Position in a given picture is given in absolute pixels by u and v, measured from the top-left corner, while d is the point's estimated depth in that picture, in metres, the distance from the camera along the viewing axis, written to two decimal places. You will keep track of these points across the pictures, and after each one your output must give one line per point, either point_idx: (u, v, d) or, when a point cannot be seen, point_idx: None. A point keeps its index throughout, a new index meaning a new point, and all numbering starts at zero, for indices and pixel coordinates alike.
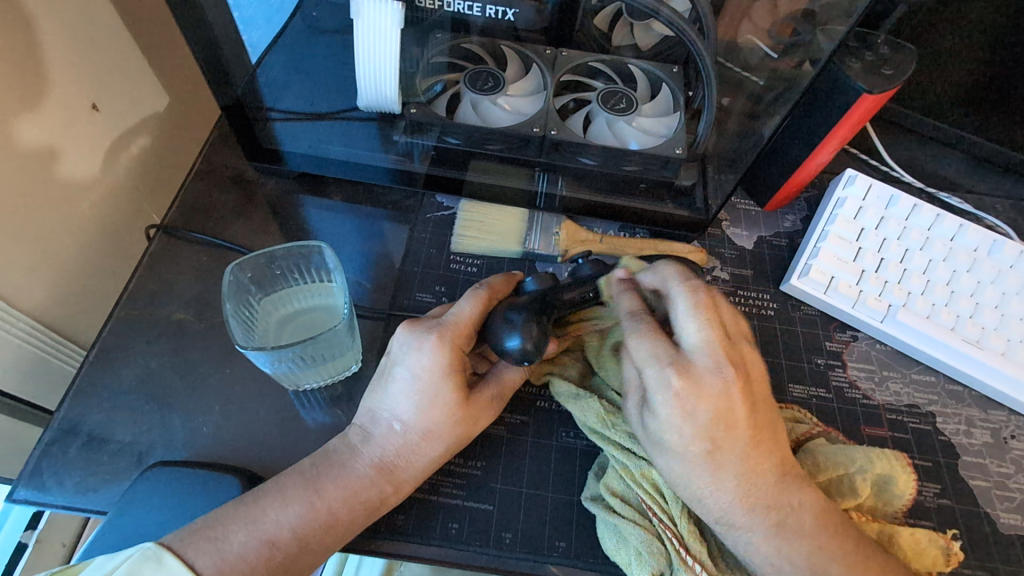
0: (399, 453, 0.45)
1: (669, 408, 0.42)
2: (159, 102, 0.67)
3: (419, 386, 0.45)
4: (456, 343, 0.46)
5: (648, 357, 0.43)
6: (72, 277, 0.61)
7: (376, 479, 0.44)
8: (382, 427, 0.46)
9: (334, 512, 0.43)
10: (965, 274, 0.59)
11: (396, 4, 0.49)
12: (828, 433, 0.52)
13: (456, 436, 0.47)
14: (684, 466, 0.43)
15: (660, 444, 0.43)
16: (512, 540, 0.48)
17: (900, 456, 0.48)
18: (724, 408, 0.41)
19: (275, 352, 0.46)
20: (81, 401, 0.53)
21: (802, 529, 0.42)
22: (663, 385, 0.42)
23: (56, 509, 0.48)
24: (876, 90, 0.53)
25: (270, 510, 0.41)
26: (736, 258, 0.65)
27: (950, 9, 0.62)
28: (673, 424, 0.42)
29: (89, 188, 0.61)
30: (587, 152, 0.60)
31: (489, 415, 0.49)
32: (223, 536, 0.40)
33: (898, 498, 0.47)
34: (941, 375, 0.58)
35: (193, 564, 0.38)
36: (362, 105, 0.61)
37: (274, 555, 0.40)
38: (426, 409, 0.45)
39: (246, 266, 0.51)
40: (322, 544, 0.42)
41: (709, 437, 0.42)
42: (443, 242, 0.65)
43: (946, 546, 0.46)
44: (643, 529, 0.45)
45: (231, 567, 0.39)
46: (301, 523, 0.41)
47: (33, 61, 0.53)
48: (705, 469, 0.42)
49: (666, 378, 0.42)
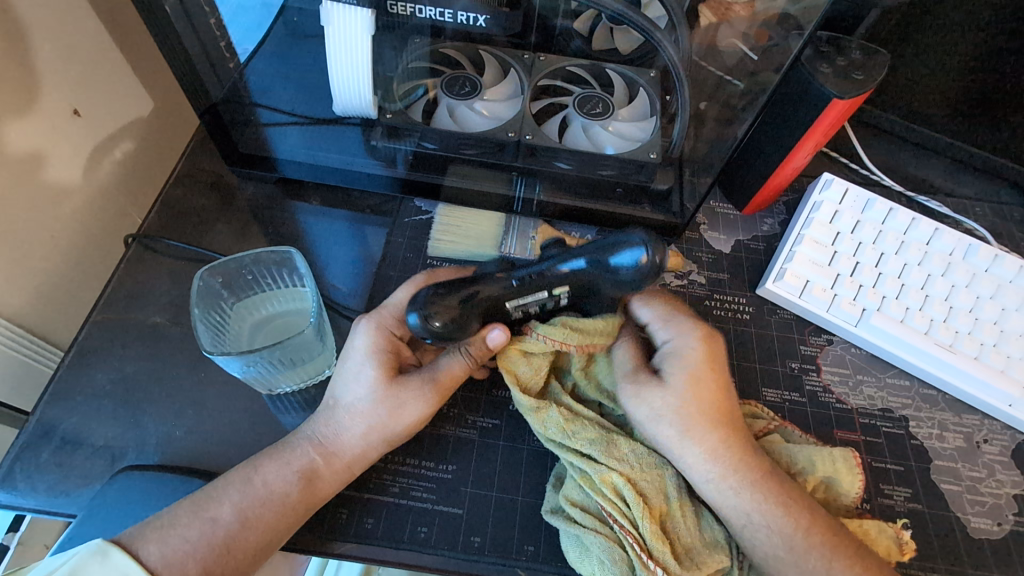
0: (334, 430, 0.47)
1: (699, 356, 0.48)
2: (142, 107, 0.68)
3: (350, 362, 0.49)
4: (388, 325, 0.50)
5: (665, 322, 0.51)
6: (54, 282, 0.62)
7: (311, 453, 0.46)
8: (324, 406, 0.48)
9: (270, 485, 0.44)
10: (939, 278, 0.59)
11: (368, 13, 0.50)
12: (783, 428, 0.53)
13: (381, 417, 0.47)
14: (700, 415, 0.46)
15: (682, 395, 0.47)
16: (481, 544, 0.48)
17: (847, 454, 0.48)
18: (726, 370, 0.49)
19: (243, 357, 0.46)
20: (58, 404, 0.53)
21: (783, 480, 0.46)
22: (691, 338, 0.49)
23: (28, 512, 0.49)
24: (846, 96, 0.54)
25: (221, 495, 0.43)
26: (713, 262, 0.65)
27: (927, 14, 0.63)
28: (702, 364, 0.48)
29: (71, 193, 0.61)
30: (563, 156, 0.60)
31: (417, 402, 0.47)
32: (169, 523, 0.42)
33: (846, 495, 0.48)
34: (916, 379, 0.58)
35: (138, 553, 0.40)
36: (340, 110, 0.61)
37: (217, 536, 0.42)
38: (353, 384, 0.48)
39: (217, 270, 0.52)
40: (262, 520, 0.43)
41: (720, 396, 0.47)
42: (421, 246, 0.65)
43: (897, 536, 0.47)
44: (604, 538, 0.44)
45: (176, 551, 0.41)
46: (242, 501, 0.43)
47: (15, 67, 0.53)
48: (719, 408, 0.47)
49: (692, 334, 0.49)
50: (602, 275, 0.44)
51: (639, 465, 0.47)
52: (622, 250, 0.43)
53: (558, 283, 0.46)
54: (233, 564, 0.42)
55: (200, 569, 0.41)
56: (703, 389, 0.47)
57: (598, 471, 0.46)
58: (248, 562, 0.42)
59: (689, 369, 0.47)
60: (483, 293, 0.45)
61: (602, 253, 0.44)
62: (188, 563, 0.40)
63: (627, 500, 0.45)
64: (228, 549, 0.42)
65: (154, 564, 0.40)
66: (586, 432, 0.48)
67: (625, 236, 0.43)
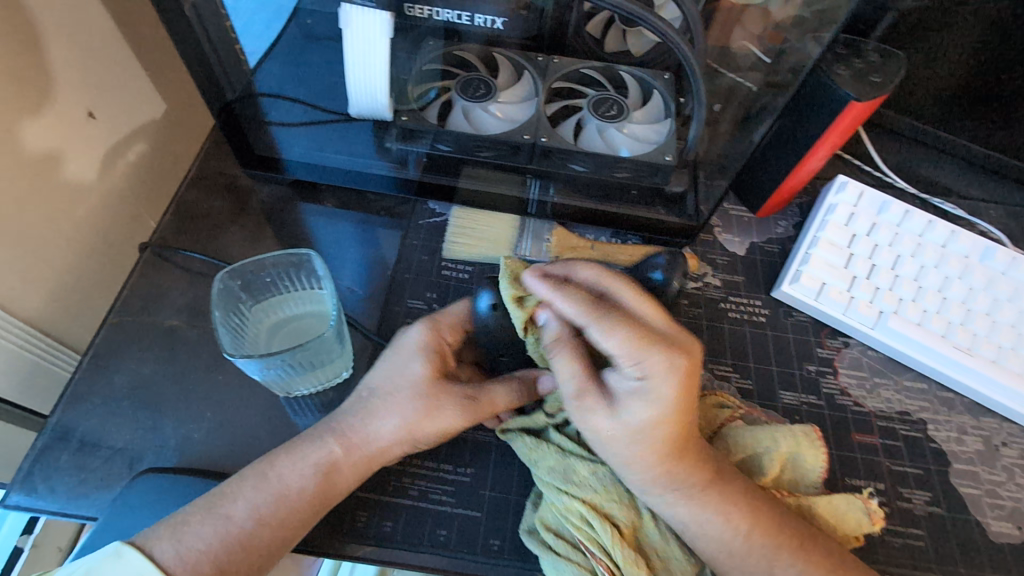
0: (361, 423, 0.46)
1: (668, 392, 0.39)
2: (155, 110, 0.68)
3: (396, 357, 0.49)
4: (442, 330, 0.50)
5: (636, 352, 0.39)
6: (69, 285, 0.62)
7: (332, 445, 0.45)
8: (356, 397, 0.48)
9: (285, 481, 0.44)
10: (956, 281, 0.58)
11: (385, 14, 0.50)
12: (747, 413, 0.53)
13: (414, 416, 0.46)
14: (665, 442, 0.41)
15: (640, 431, 0.41)
16: (501, 547, 0.48)
17: (807, 428, 0.48)
18: (695, 374, 0.42)
19: (263, 359, 0.46)
20: (76, 406, 0.53)
21: (731, 480, 0.44)
22: (661, 376, 0.39)
23: (48, 514, 0.49)
24: (864, 98, 0.54)
25: (235, 493, 0.43)
26: (728, 264, 0.65)
27: (939, 16, 0.63)
28: (663, 410, 0.40)
29: (86, 196, 0.62)
30: (578, 158, 0.60)
31: (452, 413, 0.47)
32: (184, 525, 0.42)
33: (811, 471, 0.48)
34: (934, 382, 0.58)
35: (153, 554, 0.40)
36: (355, 112, 0.61)
37: (230, 534, 0.42)
38: (394, 378, 0.48)
39: (236, 273, 0.52)
40: (276, 517, 0.43)
41: (690, 421, 0.41)
42: (435, 248, 0.65)
43: (867, 508, 0.47)
44: (576, 566, 0.44)
45: (190, 553, 0.41)
46: (257, 501, 0.43)
47: (32, 68, 0.53)
48: (672, 445, 0.41)
49: (664, 366, 0.39)
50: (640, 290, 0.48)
51: (603, 487, 0.45)
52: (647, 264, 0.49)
53: None
54: (248, 562, 0.42)
55: (214, 568, 0.41)
56: (680, 420, 0.40)
57: (562, 499, 0.45)
58: (261, 561, 0.42)
59: (661, 411, 0.40)
60: None
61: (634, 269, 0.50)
62: (202, 563, 0.40)
63: (595, 524, 0.44)
64: (245, 548, 0.42)
65: (169, 564, 0.40)
66: (548, 460, 0.47)
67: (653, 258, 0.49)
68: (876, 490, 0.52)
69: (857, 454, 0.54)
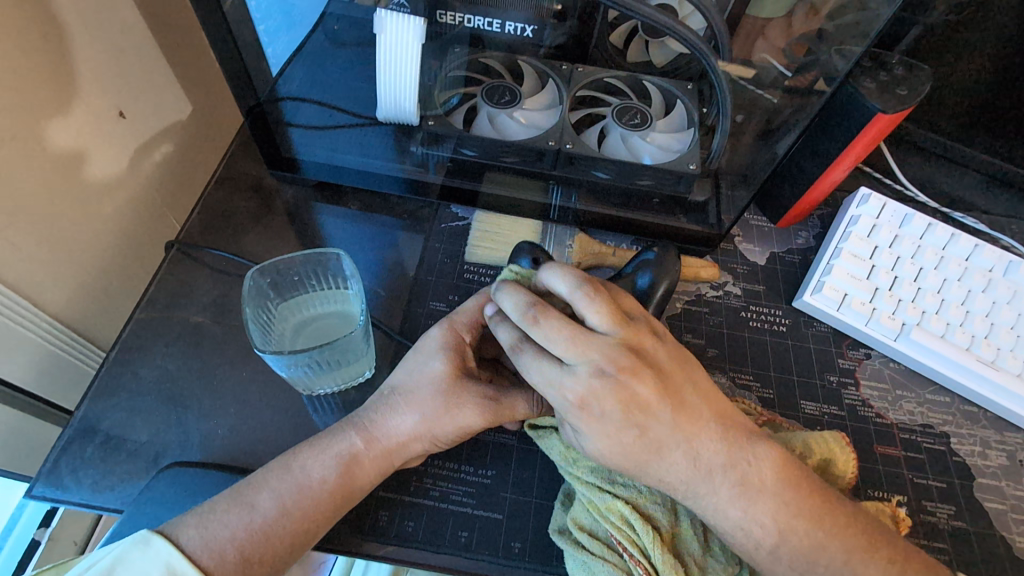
0: (381, 417, 0.46)
1: (582, 421, 0.41)
2: (182, 110, 0.69)
3: (417, 355, 0.49)
4: (460, 329, 0.49)
5: (542, 383, 0.42)
6: (96, 281, 0.63)
7: (353, 437, 0.45)
8: (379, 394, 0.48)
9: (309, 473, 0.44)
10: (979, 294, 0.58)
11: (420, 20, 0.52)
12: (774, 421, 0.53)
13: (434, 414, 0.46)
14: (621, 459, 0.42)
15: (599, 454, 0.42)
16: (522, 550, 0.48)
17: (835, 433, 0.49)
18: (626, 396, 0.40)
19: (291, 356, 0.46)
20: (100, 400, 0.53)
21: (761, 489, 0.41)
22: (567, 406, 0.41)
23: (72, 507, 0.49)
24: (890, 110, 0.54)
25: (260, 483, 0.43)
26: (748, 273, 0.65)
27: (962, 31, 0.63)
28: (597, 432, 0.41)
29: (114, 194, 0.62)
30: (601, 165, 0.60)
31: (472, 411, 0.46)
32: (211, 517, 0.41)
33: (841, 476, 0.48)
34: (956, 396, 0.58)
35: (180, 543, 0.40)
36: (381, 116, 0.62)
37: (254, 524, 0.41)
38: (415, 374, 0.48)
39: (266, 271, 0.52)
40: (300, 507, 0.43)
41: (640, 429, 0.40)
42: (457, 252, 0.66)
43: (893, 513, 0.48)
44: (612, 567, 0.43)
45: (215, 541, 0.40)
46: (282, 493, 0.43)
47: (66, 67, 0.54)
48: (636, 456, 0.41)
49: (565, 399, 0.41)
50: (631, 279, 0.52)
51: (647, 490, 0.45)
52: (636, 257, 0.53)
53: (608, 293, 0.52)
54: (272, 553, 0.41)
55: (238, 556, 0.40)
56: (625, 435, 0.40)
57: (603, 499, 0.45)
58: (283, 553, 0.42)
59: (594, 432, 0.41)
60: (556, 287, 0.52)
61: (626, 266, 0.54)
62: (227, 551, 0.40)
63: (636, 528, 0.44)
64: (267, 539, 0.41)
65: (195, 552, 0.40)
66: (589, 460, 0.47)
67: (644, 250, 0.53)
68: (899, 502, 0.52)
69: (880, 466, 0.54)
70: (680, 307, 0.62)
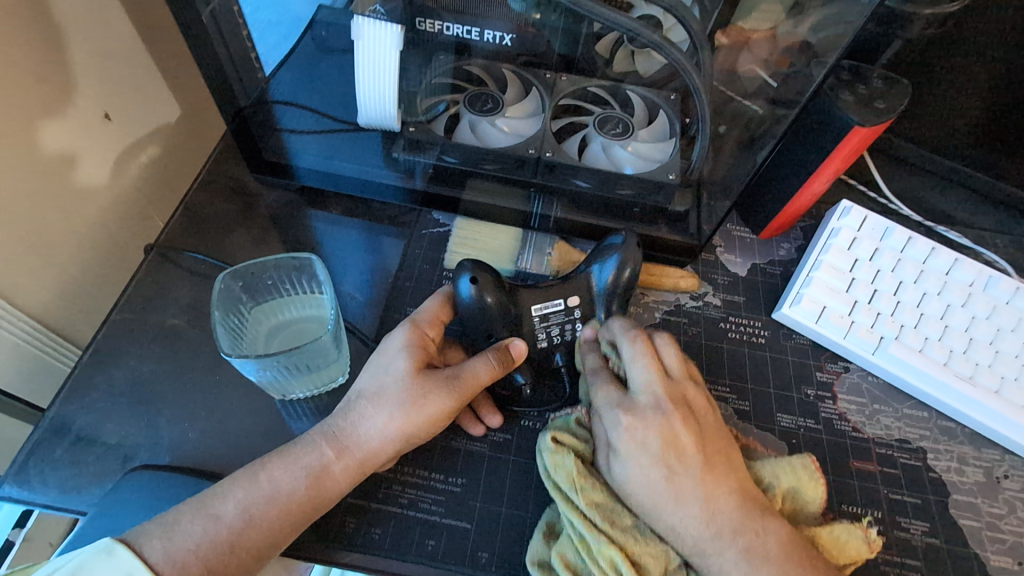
0: (350, 424, 0.46)
1: (627, 445, 0.45)
2: (169, 113, 0.69)
3: (380, 358, 0.49)
4: (422, 329, 0.51)
5: (608, 404, 0.47)
6: (76, 282, 0.63)
7: (323, 447, 0.45)
8: (344, 401, 0.48)
9: (276, 483, 0.43)
10: (959, 309, 0.58)
11: (397, 27, 0.52)
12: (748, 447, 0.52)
13: (403, 409, 0.46)
14: (654, 493, 0.44)
15: (630, 483, 0.45)
16: (489, 560, 0.47)
17: (807, 461, 0.48)
18: (669, 435, 0.45)
19: (259, 361, 0.46)
20: (73, 401, 0.54)
21: (767, 556, 0.42)
22: (615, 424, 0.45)
23: (39, 507, 0.49)
24: (867, 124, 0.54)
25: (225, 492, 0.43)
26: (729, 284, 0.65)
27: (947, 47, 0.63)
28: (633, 456, 0.44)
29: (98, 195, 0.63)
30: (582, 174, 0.60)
31: (441, 396, 0.47)
32: (175, 527, 0.41)
33: (811, 503, 0.47)
34: (934, 411, 0.57)
35: (143, 553, 0.39)
36: (364, 122, 0.63)
37: (219, 533, 0.41)
38: (379, 377, 0.48)
39: (238, 274, 0.53)
40: (267, 518, 0.42)
41: (683, 463, 0.44)
42: (438, 258, 0.66)
43: (865, 536, 0.47)
44: None
45: (178, 553, 0.40)
46: (248, 502, 0.42)
47: (53, 69, 0.55)
48: (666, 498, 0.44)
49: (615, 422, 0.46)
50: (598, 274, 0.54)
51: (644, 539, 0.44)
52: (604, 258, 0.54)
53: (568, 293, 0.54)
54: (236, 563, 0.41)
55: (201, 568, 0.40)
56: (665, 463, 0.44)
57: (597, 541, 0.43)
58: (250, 563, 0.41)
59: (636, 452, 0.44)
60: (516, 297, 0.52)
61: (592, 267, 0.54)
62: (190, 562, 0.40)
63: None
64: (232, 550, 0.41)
65: (157, 562, 0.39)
66: (595, 493, 0.45)
67: (611, 238, 0.55)
68: (873, 518, 0.51)
69: (855, 482, 0.53)
70: (658, 318, 0.62)
